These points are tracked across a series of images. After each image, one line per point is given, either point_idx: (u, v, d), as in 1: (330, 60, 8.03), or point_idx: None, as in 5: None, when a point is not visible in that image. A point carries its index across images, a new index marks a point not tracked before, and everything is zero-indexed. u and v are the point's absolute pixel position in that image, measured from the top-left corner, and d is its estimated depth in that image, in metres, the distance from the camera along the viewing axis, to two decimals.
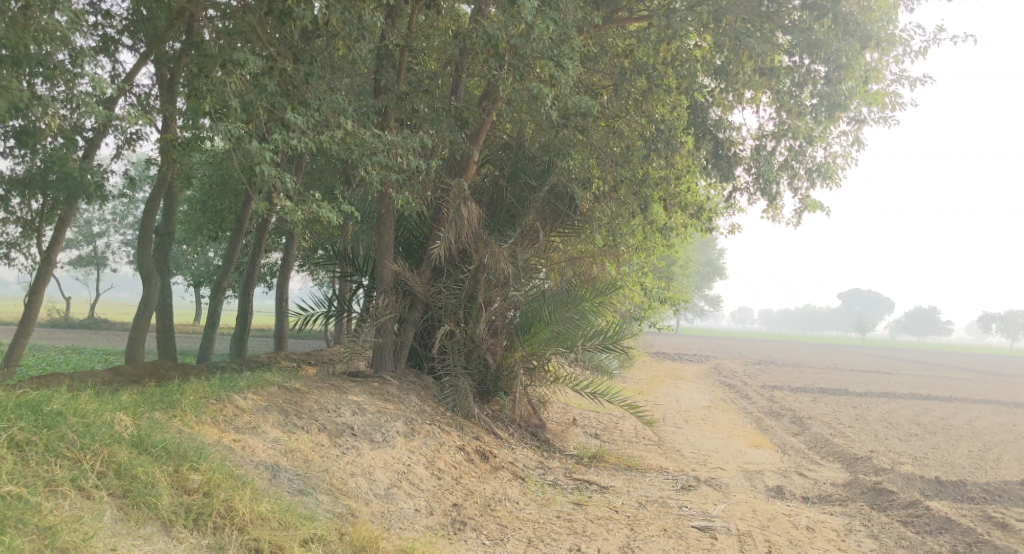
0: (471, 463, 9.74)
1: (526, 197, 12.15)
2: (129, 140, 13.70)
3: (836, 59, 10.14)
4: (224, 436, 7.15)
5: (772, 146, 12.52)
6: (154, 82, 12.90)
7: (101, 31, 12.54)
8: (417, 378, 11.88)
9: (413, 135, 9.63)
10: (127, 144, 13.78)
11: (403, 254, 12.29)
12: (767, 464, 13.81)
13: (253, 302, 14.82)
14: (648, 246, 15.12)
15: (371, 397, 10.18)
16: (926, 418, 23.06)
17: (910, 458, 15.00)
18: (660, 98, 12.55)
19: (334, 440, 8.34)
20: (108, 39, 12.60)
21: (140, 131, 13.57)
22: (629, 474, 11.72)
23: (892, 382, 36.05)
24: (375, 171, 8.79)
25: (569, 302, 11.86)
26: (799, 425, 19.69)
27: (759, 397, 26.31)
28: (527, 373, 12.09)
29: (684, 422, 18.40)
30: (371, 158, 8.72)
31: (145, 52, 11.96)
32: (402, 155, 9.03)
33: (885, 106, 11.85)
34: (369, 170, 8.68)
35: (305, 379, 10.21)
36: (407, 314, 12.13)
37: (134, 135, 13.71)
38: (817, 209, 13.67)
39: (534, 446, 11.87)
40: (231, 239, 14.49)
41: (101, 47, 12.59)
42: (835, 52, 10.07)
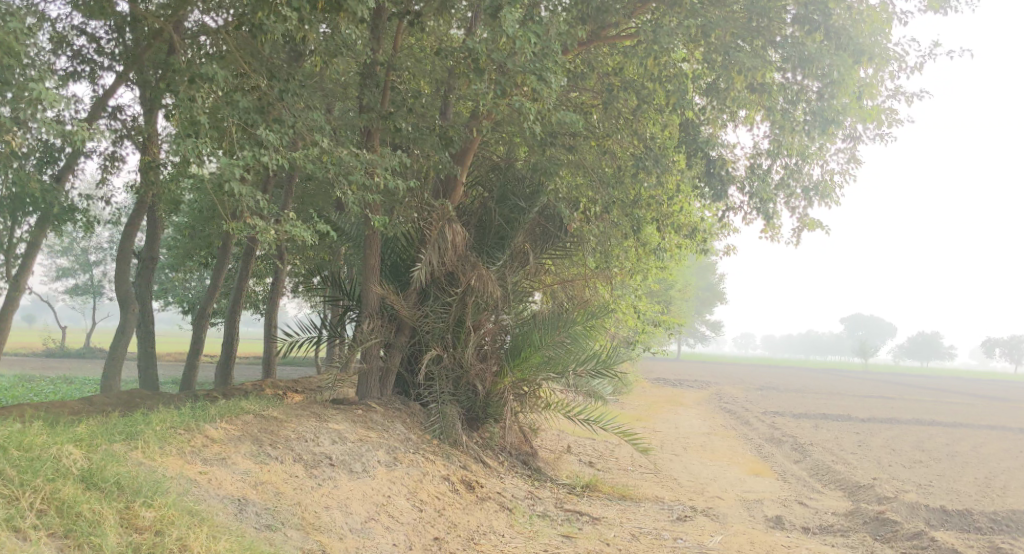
0: (456, 494, 9.35)
1: (515, 219, 11.91)
2: (109, 162, 13.43)
3: (828, 74, 9.94)
4: (187, 468, 6.80)
5: (767, 165, 12.27)
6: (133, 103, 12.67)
7: (80, 52, 12.34)
8: (404, 404, 11.59)
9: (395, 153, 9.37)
10: (107, 167, 13.51)
11: (389, 277, 11.97)
12: (767, 493, 13.40)
13: (239, 329, 14.43)
14: (642, 269, 14.82)
15: (353, 425, 9.82)
16: (930, 444, 22.62)
17: (914, 486, 14.58)
18: (651, 117, 12.34)
19: (310, 471, 7.97)
20: (86, 60, 12.39)
21: (119, 153, 13.31)
22: (623, 504, 11.32)
23: (896, 407, 35.65)
24: (353, 191, 8.59)
25: (560, 326, 11.48)
26: (800, 452, 19.29)
27: (759, 423, 25.94)
28: (517, 400, 11.77)
29: (682, 450, 17.96)
30: (348, 176, 8.49)
31: (123, 73, 11.74)
32: (382, 174, 8.78)
33: (881, 122, 11.63)
34: (347, 189, 8.46)
35: (284, 406, 9.84)
36: (394, 338, 11.79)
37: (113, 157, 13.45)
38: (815, 228, 13.38)
39: (525, 475, 11.48)
40: (216, 264, 14.14)
41: (80, 69, 12.38)
42: (828, 66, 9.87)
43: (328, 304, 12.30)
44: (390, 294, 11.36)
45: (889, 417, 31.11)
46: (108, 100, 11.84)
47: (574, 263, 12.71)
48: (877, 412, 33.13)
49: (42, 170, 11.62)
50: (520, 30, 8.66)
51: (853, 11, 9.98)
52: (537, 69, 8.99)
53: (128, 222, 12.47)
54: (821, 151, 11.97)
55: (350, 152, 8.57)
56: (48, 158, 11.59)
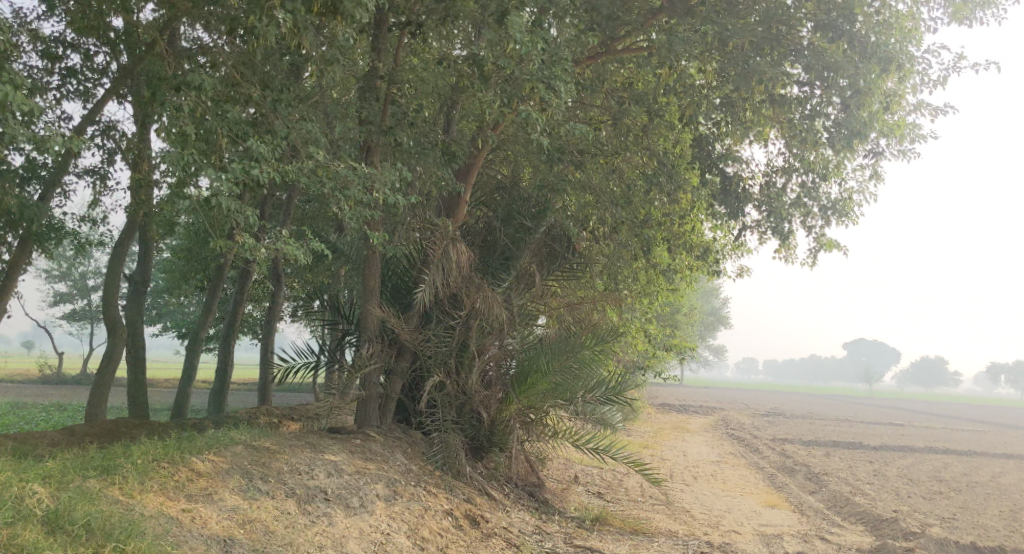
0: (460, 530, 8.79)
1: (522, 239, 11.50)
2: (97, 178, 12.93)
3: (853, 83, 9.61)
4: (170, 506, 6.28)
5: (783, 183, 11.85)
6: (122, 116, 12.19)
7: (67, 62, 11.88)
8: (404, 433, 11.05)
9: (393, 167, 8.89)
10: (96, 182, 13.01)
11: (392, 300, 11.52)
12: (784, 527, 12.82)
13: (234, 355, 13.89)
14: (652, 291, 14.39)
15: (351, 456, 9.27)
16: (947, 473, 22.03)
17: (938, 520, 14.02)
18: (662, 132, 11.98)
19: (303, 507, 7.41)
20: (73, 71, 11.92)
21: (108, 168, 12.82)
22: (635, 539, 10.76)
23: (907, 435, 35.01)
24: (349, 207, 8.15)
25: (568, 351, 10.96)
26: (815, 482, 18.68)
27: (770, 450, 25.33)
28: (524, 428, 11.21)
29: (693, 480, 17.32)
30: (345, 192, 8.06)
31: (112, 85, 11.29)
32: (381, 189, 8.34)
33: (904, 137, 11.20)
34: (343, 205, 8.03)
35: (278, 436, 9.30)
36: (394, 363, 11.29)
37: (101, 172, 12.95)
38: (833, 248, 12.90)
39: (531, 507, 10.91)
40: (210, 288, 13.62)
41: (66, 80, 11.91)
42: (852, 75, 9.57)
43: (326, 328, 11.79)
44: (389, 317, 10.85)
45: (902, 444, 30.46)
46: (98, 117, 11.40)
47: (582, 285, 12.24)
48: (888, 439, 32.47)
49: (27, 187, 11.13)
50: (527, 37, 8.28)
51: (877, 19, 9.60)
52: (546, 78, 8.59)
53: (118, 243, 11.98)
54: (841, 168, 11.53)
55: (347, 165, 8.14)
56: (35, 175, 11.13)
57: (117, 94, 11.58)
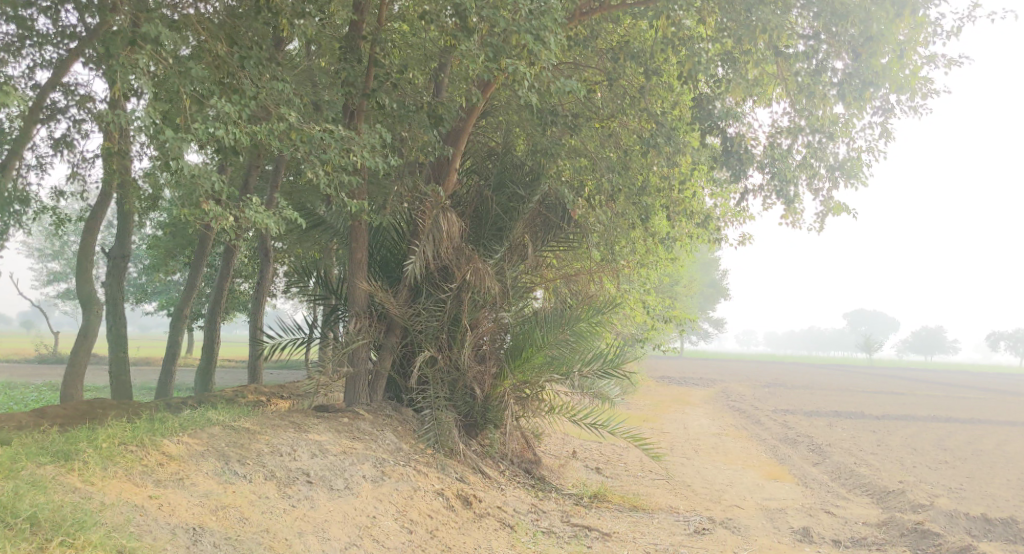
0: (452, 511, 8.40)
1: (515, 208, 11.06)
2: (65, 144, 12.36)
3: (866, 28, 9.46)
4: (136, 494, 5.89)
5: (788, 144, 11.38)
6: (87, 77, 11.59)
7: (26, 21, 11.21)
8: (395, 411, 10.65)
9: (373, 129, 8.33)
10: (64, 149, 12.43)
11: (381, 273, 11.04)
12: (788, 501, 12.48)
13: (220, 331, 13.41)
14: (650, 261, 13.97)
15: (337, 436, 8.86)
16: (951, 442, 21.76)
17: (945, 491, 13.72)
18: (660, 93, 11.49)
19: (284, 491, 7.00)
20: (33, 31, 11.26)
21: (77, 134, 12.24)
22: (635, 516, 10.42)
23: (910, 403, 34.77)
24: (324, 172, 7.72)
25: (563, 323, 10.62)
26: (819, 454, 18.36)
27: (771, 422, 25.04)
28: (519, 403, 10.79)
29: (693, 453, 17.00)
30: (321, 155, 7.63)
31: (77, 46, 10.69)
32: (361, 154, 7.89)
33: (915, 94, 10.73)
34: (318, 170, 7.60)
35: (260, 415, 8.88)
36: (384, 339, 10.88)
37: (68, 138, 12.37)
38: (841, 212, 12.44)
39: (527, 485, 10.56)
40: (194, 263, 13.12)
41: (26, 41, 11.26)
42: (865, 19, 9.40)
43: (313, 303, 11.32)
44: (377, 290, 10.44)
45: (905, 413, 30.19)
46: (63, 81, 10.83)
47: (578, 256, 11.80)
48: (890, 408, 32.20)
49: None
50: None
51: None
52: (534, 29, 8.14)
53: (93, 217, 11.50)
54: (847, 127, 11.05)
55: (322, 127, 7.71)
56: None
57: (81, 56, 10.97)
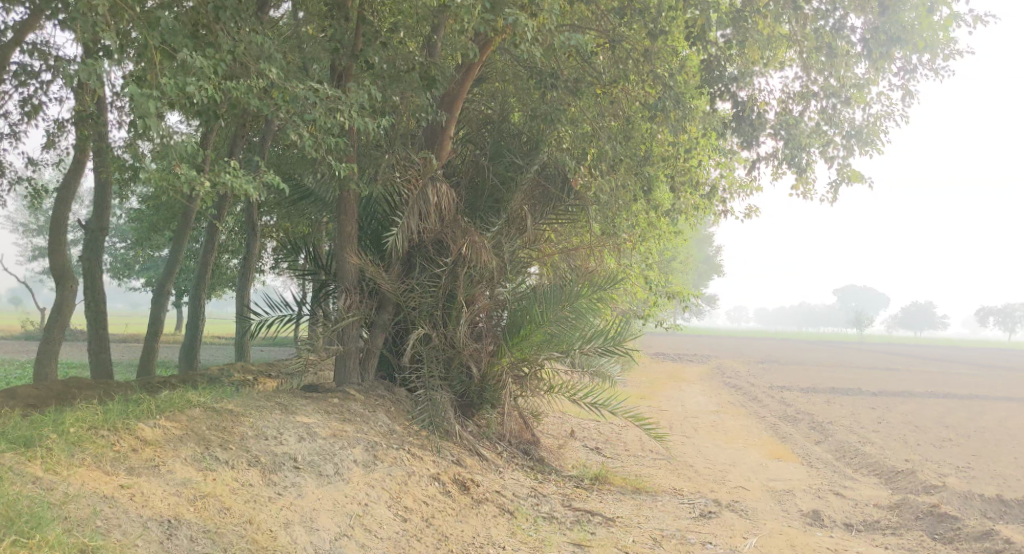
0: (449, 496, 7.93)
1: (511, 178, 10.60)
2: (34, 109, 11.70)
3: None
4: (105, 484, 5.41)
5: (800, 109, 10.93)
6: (54, 36, 10.90)
7: None
8: (387, 391, 10.18)
9: (361, 86, 7.80)
10: (34, 114, 11.78)
11: (372, 246, 10.52)
12: (794, 481, 12.10)
13: (205, 308, 12.82)
14: (652, 235, 13.54)
15: (326, 418, 8.37)
16: (952, 418, 21.46)
17: (953, 469, 13.37)
18: (667, 55, 10.97)
19: (268, 477, 6.49)
20: None
21: (47, 98, 11.59)
22: (638, 499, 10.00)
23: (907, 379, 34.56)
24: (307, 132, 7.23)
25: (563, 300, 10.04)
26: (820, 431, 18.03)
27: (769, 399, 24.75)
28: (517, 382, 10.35)
29: (693, 431, 16.62)
30: (304, 116, 7.14)
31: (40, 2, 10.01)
32: (347, 114, 7.38)
33: (936, 53, 10.29)
34: (301, 130, 7.11)
35: (244, 395, 8.38)
36: (375, 316, 10.40)
37: (38, 103, 11.71)
38: (856, 180, 11.97)
39: (525, 467, 10.14)
40: (177, 235, 12.54)
41: None
42: None
43: (302, 280, 10.78)
44: (368, 265, 9.94)
45: (901, 389, 29.98)
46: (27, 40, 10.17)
47: (578, 230, 11.32)
48: (887, 384, 31.96)
49: None
50: None
51: None
52: None
53: (66, 187, 10.90)
54: (861, 92, 10.56)
55: (305, 85, 7.24)
56: None
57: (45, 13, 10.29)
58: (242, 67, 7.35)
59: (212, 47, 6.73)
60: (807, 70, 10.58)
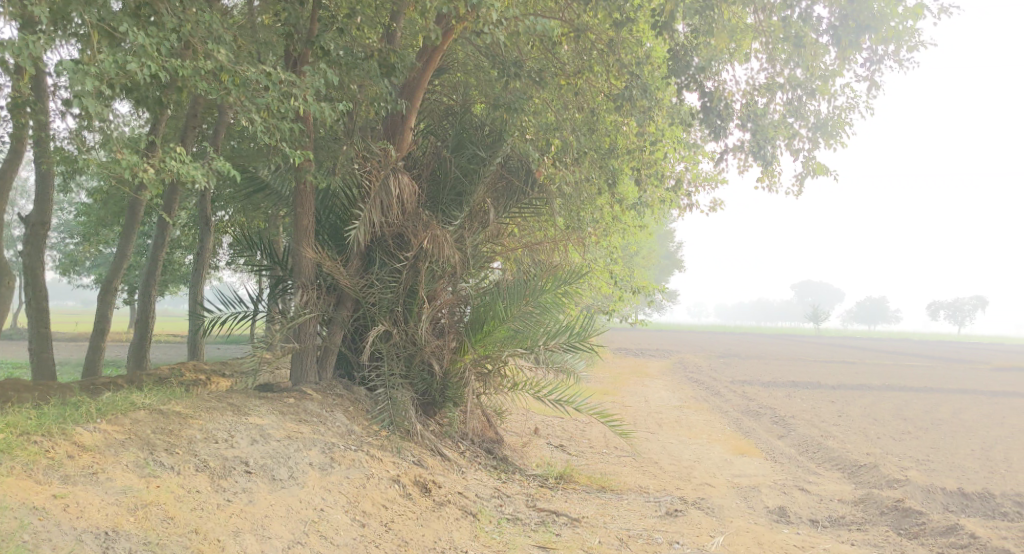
0: (409, 499, 7.64)
1: (474, 171, 10.32)
2: None
3: None
4: (35, 494, 5.06)
5: (765, 101, 10.85)
6: None
7: None
8: (346, 390, 9.85)
9: (315, 71, 7.48)
10: None
11: (330, 241, 10.13)
12: (758, 477, 12.02)
13: (156, 305, 12.33)
14: (616, 229, 13.39)
15: (281, 419, 8.02)
16: (909, 411, 21.69)
17: (915, 462, 13.43)
18: (632, 44, 10.81)
19: (217, 482, 6.14)
20: None
21: None
22: (603, 497, 9.81)
23: (865, 372, 35.02)
24: (259, 118, 6.88)
25: (527, 295, 9.82)
26: (783, 426, 18.07)
27: (731, 393, 24.83)
28: (480, 379, 10.04)
29: (657, 427, 16.51)
30: (256, 100, 6.79)
31: None
32: (301, 100, 7.06)
33: (901, 43, 10.28)
34: (253, 115, 6.75)
35: (193, 396, 7.99)
36: (333, 312, 10.05)
37: None
38: (820, 173, 11.93)
39: (488, 467, 9.89)
40: (125, 229, 12.02)
41: None
42: None
43: (257, 275, 10.38)
44: (324, 260, 9.58)
45: (860, 382, 30.32)
46: None
47: (542, 224, 11.08)
48: (845, 377, 32.27)
49: None
50: None
51: None
52: None
53: (4, 178, 10.34)
54: (827, 84, 10.52)
55: (257, 69, 6.89)
56: None
57: None
58: (189, 46, 7.00)
59: (155, 26, 6.35)
60: (773, 60, 10.50)
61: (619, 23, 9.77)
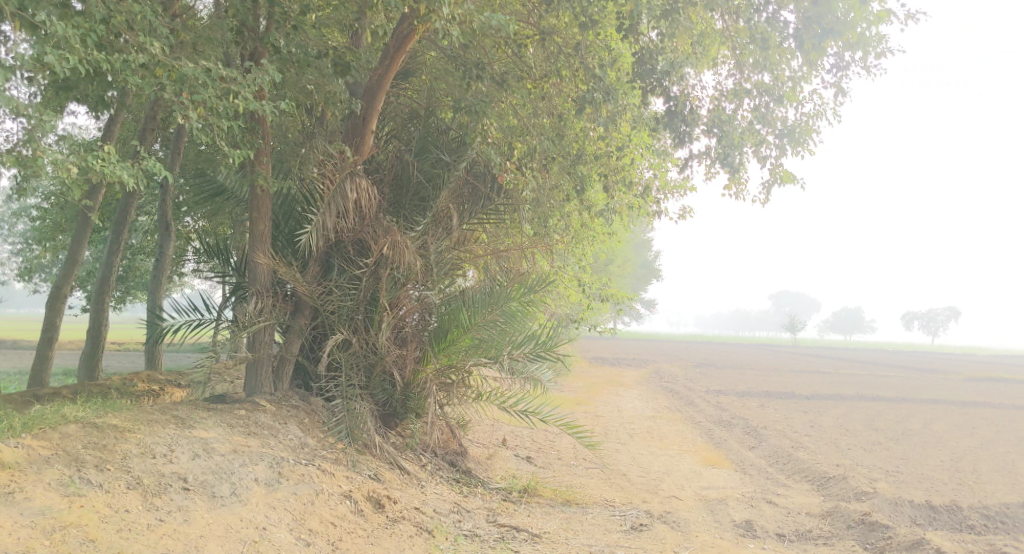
0: (360, 516, 7.34)
1: (437, 176, 10.10)
2: None
3: None
4: None
5: (733, 107, 10.71)
6: None
7: None
8: (303, 401, 9.51)
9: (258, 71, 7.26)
10: None
11: (287, 247, 9.79)
12: (727, 489, 11.82)
13: (109, 313, 11.94)
14: (585, 237, 13.20)
15: (229, 431, 7.70)
16: (881, 421, 21.66)
17: (884, 474, 13.29)
18: (597, 48, 10.67)
19: (149, 500, 5.91)
20: None
21: None
22: (567, 511, 9.55)
23: (839, 382, 35.09)
24: (196, 115, 6.84)
25: (491, 303, 9.56)
26: (755, 436, 17.92)
27: (705, 403, 24.70)
28: (443, 390, 9.78)
29: (628, 438, 16.28)
30: (195, 95, 6.73)
31: None
32: (243, 97, 7.00)
33: (867, 48, 10.19)
34: (190, 110, 6.69)
35: (136, 408, 7.66)
36: (290, 321, 9.71)
37: None
38: (789, 181, 11.80)
39: (450, 480, 9.59)
40: (76, 234, 11.63)
41: None
42: None
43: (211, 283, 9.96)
44: (279, 265, 9.26)
45: (833, 392, 30.32)
46: None
47: (509, 231, 10.82)
48: (819, 387, 32.28)
49: None
50: None
51: None
52: None
53: None
54: (794, 90, 10.40)
55: (195, 65, 6.84)
56: None
57: None
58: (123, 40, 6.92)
59: (81, 16, 6.19)
60: (740, 66, 10.37)
61: (583, 25, 9.62)
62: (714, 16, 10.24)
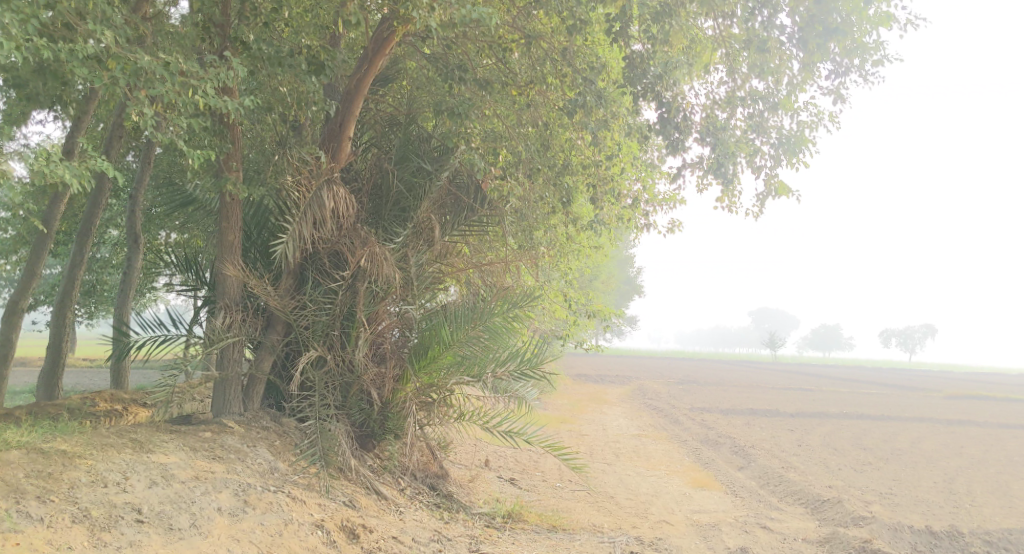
0: (333, 548, 6.80)
1: (418, 185, 9.61)
2: None
3: None
4: None
5: (724, 116, 10.35)
6: None
7: None
8: (274, 422, 8.94)
9: (219, 71, 6.84)
10: None
11: (259, 259, 9.30)
12: (718, 513, 11.36)
13: (69, 332, 11.35)
14: (571, 251, 12.76)
15: (191, 456, 7.17)
16: (869, 440, 21.32)
17: (878, 496, 12.90)
18: (584, 53, 10.29)
19: (97, 535, 5.47)
20: None
21: None
22: (554, 539, 9.02)
23: (824, 400, 34.79)
24: (151, 110, 6.63)
25: (474, 319, 9.04)
26: (743, 456, 17.49)
27: (689, 421, 24.30)
28: (423, 410, 9.17)
29: (614, 458, 15.80)
30: (149, 89, 6.54)
31: None
32: (202, 91, 6.81)
33: (865, 55, 9.87)
34: (145, 104, 6.50)
35: (90, 430, 7.13)
36: (262, 336, 9.16)
37: None
38: (783, 193, 11.44)
39: (430, 505, 9.07)
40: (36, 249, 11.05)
41: None
42: None
43: (182, 297, 9.40)
44: (250, 278, 8.74)
45: (819, 410, 29.98)
46: None
47: (493, 243, 10.36)
48: (803, 405, 31.97)
49: None
50: None
51: None
52: None
53: None
54: (788, 98, 10.07)
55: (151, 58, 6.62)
56: None
57: None
58: (69, 27, 6.63)
59: (21, 1, 5.77)
60: (734, 72, 10.03)
61: (573, 28, 9.23)
62: (706, 22, 9.90)
